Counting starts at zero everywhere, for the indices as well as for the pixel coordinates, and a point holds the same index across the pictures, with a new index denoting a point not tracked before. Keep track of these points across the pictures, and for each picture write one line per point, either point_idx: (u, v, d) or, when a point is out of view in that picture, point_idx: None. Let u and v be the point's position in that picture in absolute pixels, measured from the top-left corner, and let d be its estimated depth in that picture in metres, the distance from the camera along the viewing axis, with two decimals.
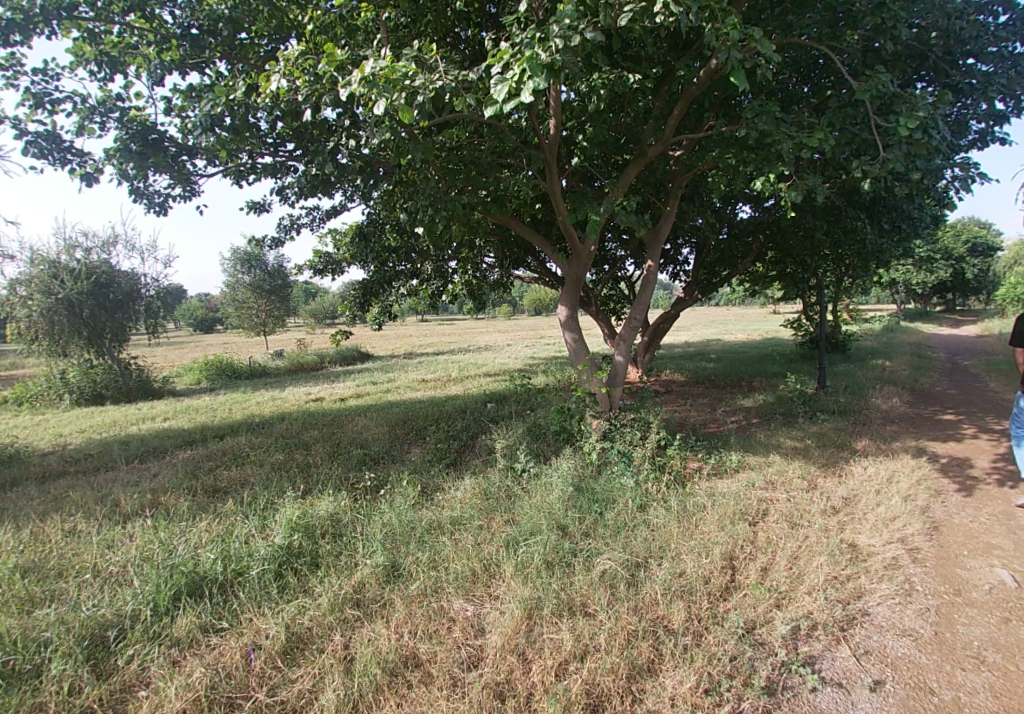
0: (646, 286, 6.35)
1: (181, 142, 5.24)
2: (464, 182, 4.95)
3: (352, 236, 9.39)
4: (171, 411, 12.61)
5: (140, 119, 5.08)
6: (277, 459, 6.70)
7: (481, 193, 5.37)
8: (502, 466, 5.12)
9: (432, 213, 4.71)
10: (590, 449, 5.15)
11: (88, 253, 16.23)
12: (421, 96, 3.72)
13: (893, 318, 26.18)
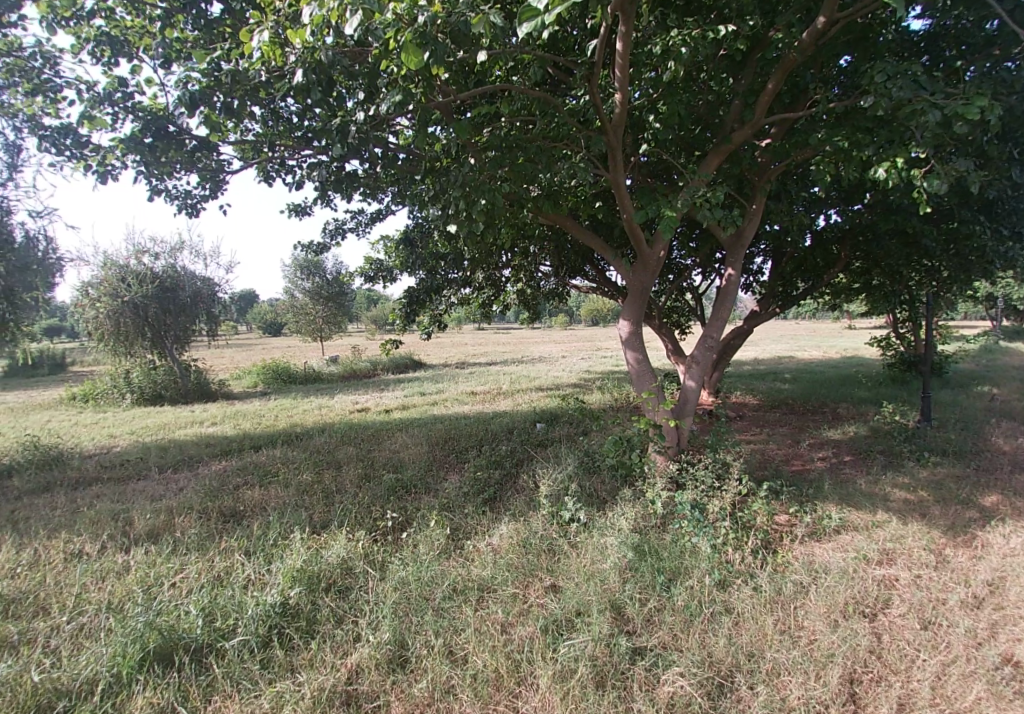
0: (724, 298, 5.44)
1: (198, 135, 4.76)
2: (508, 172, 4.16)
3: (400, 241, 8.87)
4: (220, 415, 12.52)
5: (152, 108, 4.60)
6: (303, 480, 6.16)
7: (531, 186, 4.62)
8: (547, 510, 4.33)
9: (466, 205, 3.92)
10: (653, 496, 4.29)
11: (155, 258, 16.61)
12: (423, 17, 2.96)
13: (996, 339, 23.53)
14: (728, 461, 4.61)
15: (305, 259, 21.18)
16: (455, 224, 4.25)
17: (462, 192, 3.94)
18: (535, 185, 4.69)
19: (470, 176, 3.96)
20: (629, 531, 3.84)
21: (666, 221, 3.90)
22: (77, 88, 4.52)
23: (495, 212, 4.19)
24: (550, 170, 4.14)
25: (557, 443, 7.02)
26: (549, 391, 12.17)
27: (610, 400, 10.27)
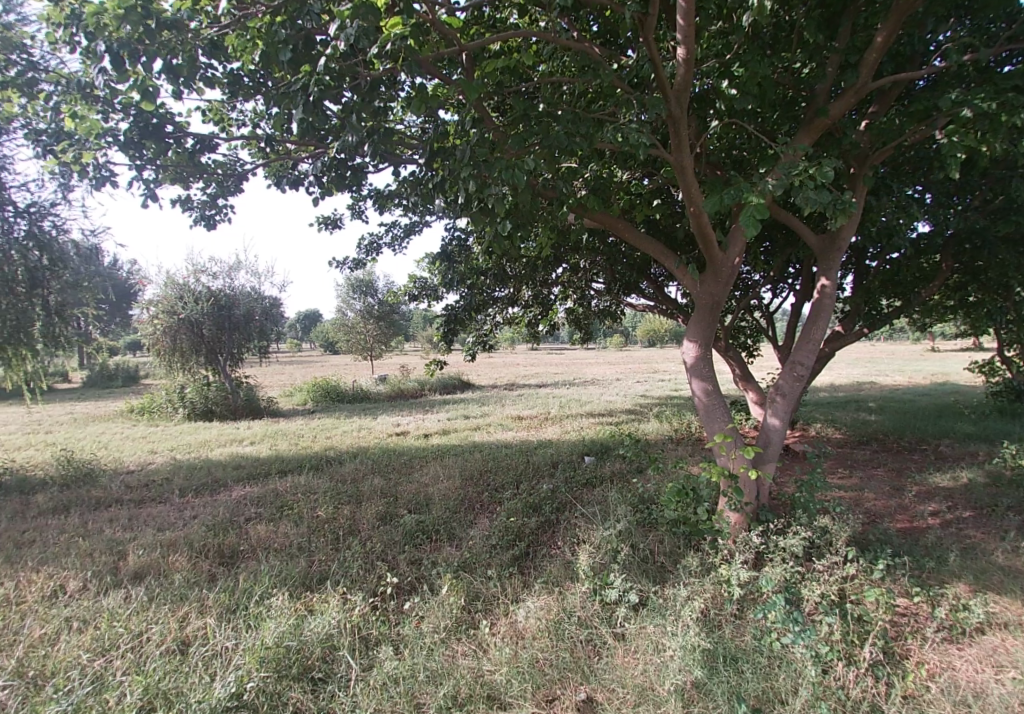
0: (813, 317, 4.49)
1: (189, 127, 4.23)
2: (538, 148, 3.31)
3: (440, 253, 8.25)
4: (262, 432, 12.20)
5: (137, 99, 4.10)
6: (317, 515, 5.50)
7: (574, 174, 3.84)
8: (591, 590, 3.48)
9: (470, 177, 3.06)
10: (727, 574, 3.49)
11: (213, 278, 16.75)
12: None
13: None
14: (816, 551, 3.75)
15: (358, 278, 21.22)
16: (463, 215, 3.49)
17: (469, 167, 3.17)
18: (579, 177, 3.92)
19: (479, 145, 3.19)
20: (704, 634, 3.05)
21: (751, 210, 3.04)
22: (56, 82, 4.08)
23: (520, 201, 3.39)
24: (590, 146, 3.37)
25: (606, 483, 6.12)
26: (602, 417, 11.21)
27: (669, 430, 9.27)
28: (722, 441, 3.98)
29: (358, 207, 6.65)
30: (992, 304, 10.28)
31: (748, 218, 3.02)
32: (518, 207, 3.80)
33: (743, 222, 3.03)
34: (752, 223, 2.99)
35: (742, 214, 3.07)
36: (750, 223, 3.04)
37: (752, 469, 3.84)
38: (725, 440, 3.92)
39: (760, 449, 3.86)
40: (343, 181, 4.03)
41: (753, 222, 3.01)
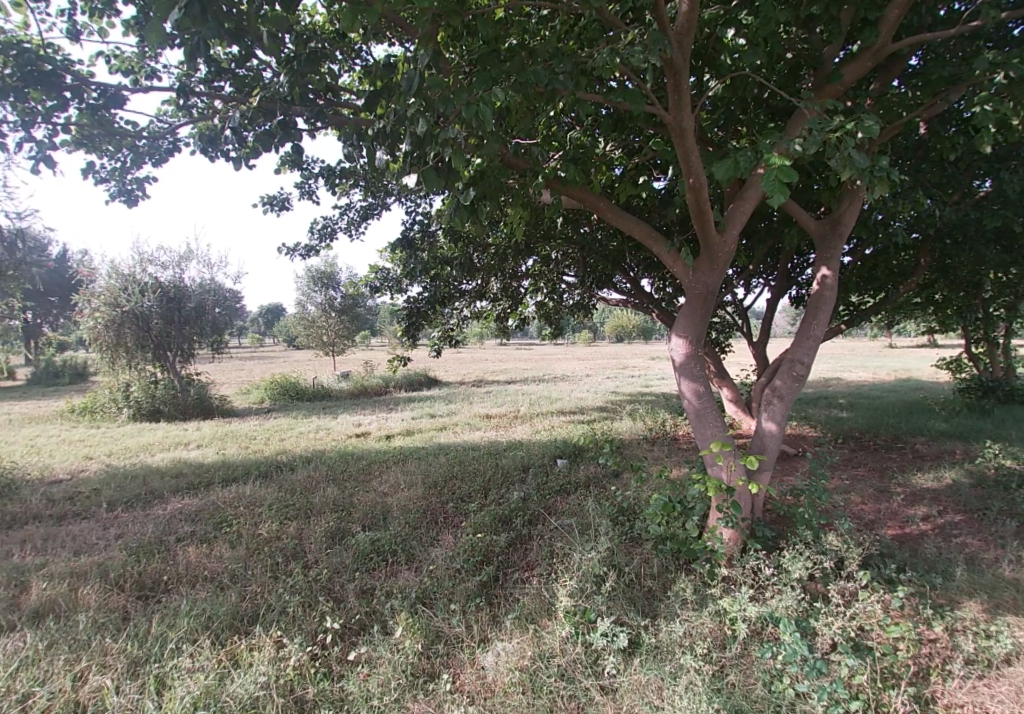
0: (810, 310, 4.07)
1: (85, 76, 3.53)
2: (514, 74, 2.76)
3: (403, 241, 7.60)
4: (210, 435, 11.26)
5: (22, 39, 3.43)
6: (259, 534, 4.87)
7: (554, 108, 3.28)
8: (573, 633, 2.99)
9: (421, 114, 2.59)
10: (731, 608, 3.07)
11: (162, 268, 15.40)
12: None
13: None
14: (820, 575, 3.38)
15: (318, 270, 20.30)
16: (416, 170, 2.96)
17: (419, 99, 2.65)
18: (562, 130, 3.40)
19: (435, 76, 2.69)
20: (703, 695, 2.62)
21: (775, 172, 2.58)
22: None
23: (484, 148, 2.92)
24: (575, 93, 2.93)
25: (581, 490, 5.65)
26: (573, 415, 10.77)
27: (644, 429, 8.88)
28: (719, 450, 3.51)
29: (309, 187, 5.98)
30: (963, 300, 10.23)
31: (772, 181, 2.56)
32: (485, 171, 3.31)
33: (767, 186, 2.56)
34: (780, 187, 2.52)
35: (764, 177, 2.60)
36: (775, 187, 2.57)
37: (752, 484, 3.38)
38: (722, 451, 3.44)
39: (762, 460, 3.41)
40: (273, 143, 3.42)
41: (780, 185, 2.55)
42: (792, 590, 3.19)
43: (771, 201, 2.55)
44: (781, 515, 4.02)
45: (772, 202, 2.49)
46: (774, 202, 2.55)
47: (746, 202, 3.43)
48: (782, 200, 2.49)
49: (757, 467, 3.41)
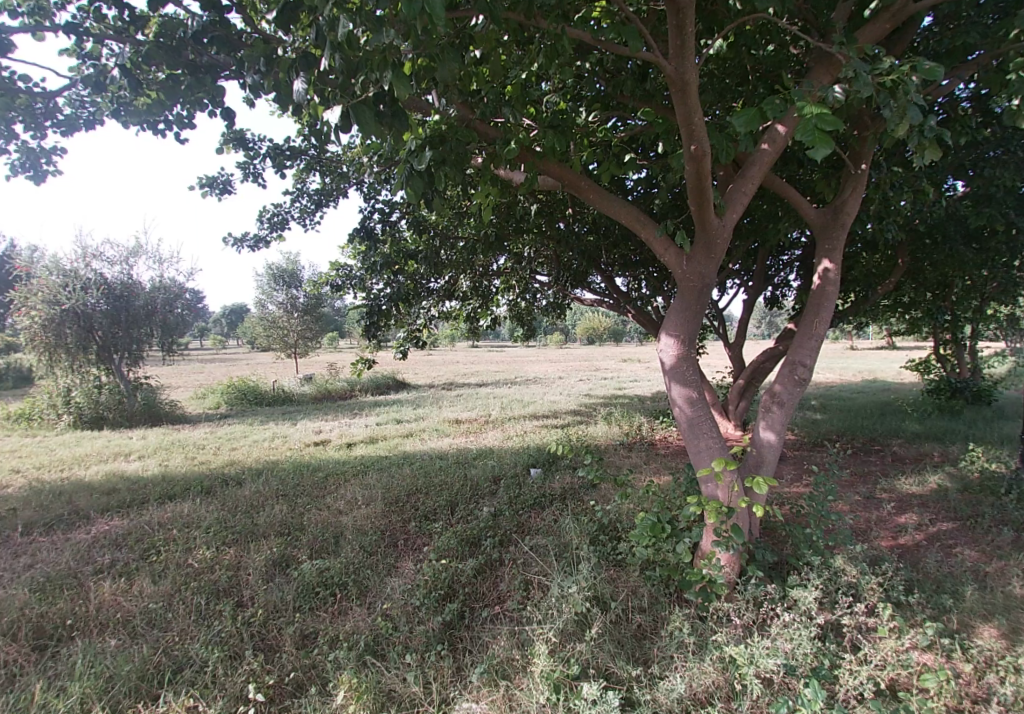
0: (809, 306, 3.68)
1: None
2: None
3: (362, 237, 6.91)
4: (154, 444, 10.33)
5: None
6: (190, 566, 4.24)
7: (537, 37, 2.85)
8: (552, 697, 2.53)
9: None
10: (745, 663, 2.65)
11: (110, 263, 14.27)
12: None
13: (1010, 371, 22.32)
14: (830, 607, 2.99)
15: (279, 267, 19.47)
16: (347, 104, 2.45)
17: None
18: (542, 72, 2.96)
19: None
20: None
21: (814, 121, 2.17)
22: None
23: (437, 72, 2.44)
24: (564, 31, 2.55)
25: (557, 503, 5.18)
26: (546, 420, 10.30)
27: (620, 433, 8.45)
28: (719, 468, 3.04)
29: (253, 169, 5.38)
30: (935, 301, 10.17)
31: (811, 132, 2.16)
32: (446, 133, 2.84)
33: (807, 138, 2.16)
34: (824, 139, 2.12)
35: (800, 129, 2.20)
36: (815, 140, 2.17)
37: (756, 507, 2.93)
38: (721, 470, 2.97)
39: (769, 482, 2.97)
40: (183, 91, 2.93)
41: (822, 137, 2.15)
42: (804, 625, 2.80)
43: (813, 155, 2.14)
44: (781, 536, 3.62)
45: (816, 156, 2.08)
46: (816, 156, 2.14)
47: (746, 184, 3.02)
48: (829, 153, 2.09)
49: (763, 491, 2.97)
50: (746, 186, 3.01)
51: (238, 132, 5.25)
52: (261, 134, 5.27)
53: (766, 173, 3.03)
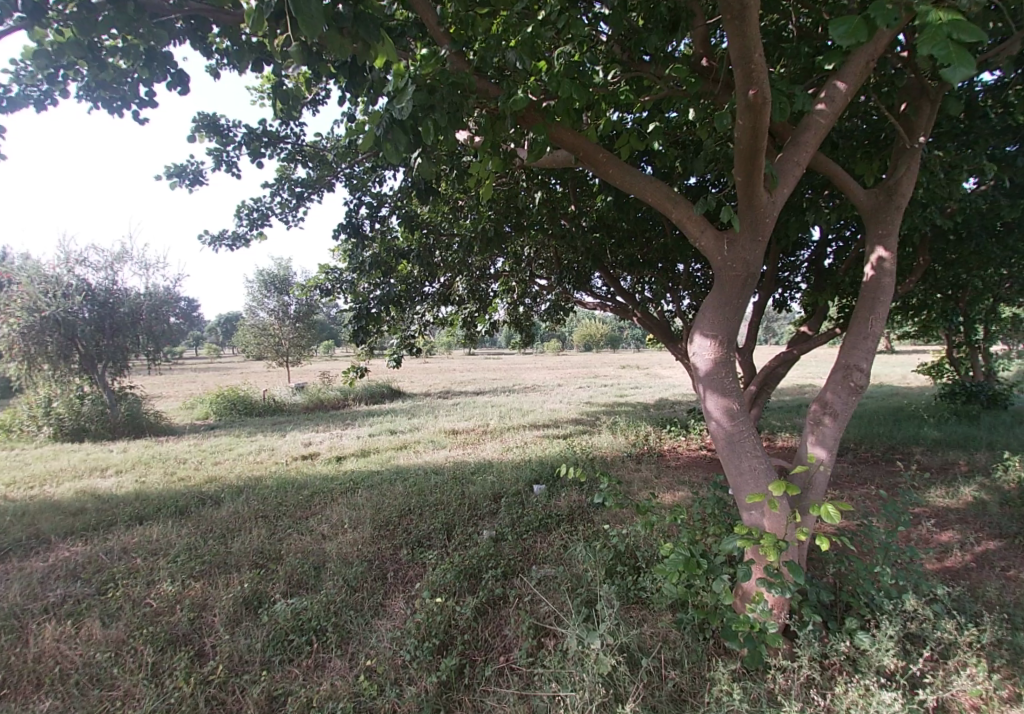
0: (859, 302, 3.22)
1: None
2: None
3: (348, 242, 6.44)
4: (132, 459, 9.65)
5: None
6: (147, 607, 3.72)
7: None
8: None
9: None
10: None
11: (94, 269, 13.52)
12: None
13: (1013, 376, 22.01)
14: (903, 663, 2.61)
15: (271, 272, 19.00)
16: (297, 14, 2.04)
17: None
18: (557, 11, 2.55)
19: None
20: None
21: (946, 30, 1.87)
22: None
23: None
24: None
25: (564, 523, 4.67)
26: (546, 429, 9.79)
27: (626, 443, 7.96)
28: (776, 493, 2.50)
29: (227, 158, 4.88)
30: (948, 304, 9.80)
31: (945, 45, 1.85)
32: (438, 85, 2.39)
33: (942, 53, 1.85)
34: (965, 56, 1.82)
35: (929, 40, 1.88)
36: (950, 55, 1.86)
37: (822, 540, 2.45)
38: (779, 497, 2.46)
39: (839, 510, 2.53)
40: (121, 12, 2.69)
41: (959, 51, 1.85)
42: (883, 693, 2.47)
43: (954, 75, 1.84)
44: (827, 568, 3.15)
45: (965, 75, 1.78)
46: (954, 75, 1.84)
47: (799, 153, 2.58)
48: (975, 70, 1.79)
49: (833, 521, 2.50)
50: (799, 155, 2.57)
51: (209, 117, 4.74)
52: (234, 119, 4.77)
53: (821, 141, 2.60)
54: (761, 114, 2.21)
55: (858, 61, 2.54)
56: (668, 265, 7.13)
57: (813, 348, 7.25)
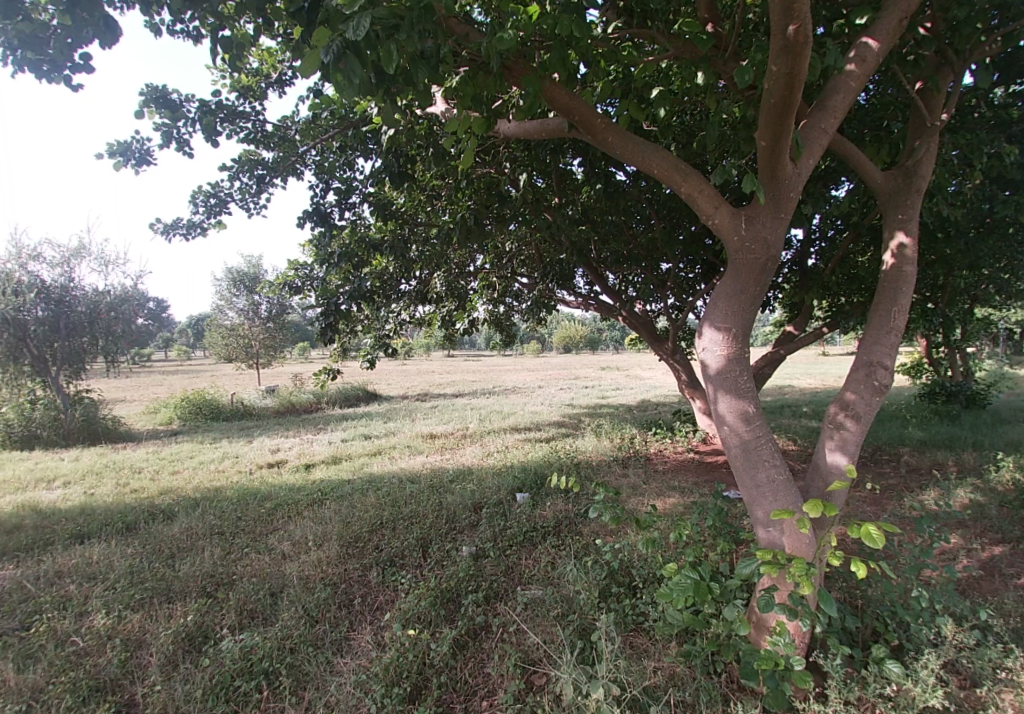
0: (878, 293, 2.90)
1: None
2: None
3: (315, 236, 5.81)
4: (83, 470, 8.92)
5: None
6: (73, 649, 3.23)
7: None
8: None
9: None
10: None
11: (51, 265, 12.52)
12: None
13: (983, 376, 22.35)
14: (942, 702, 2.31)
15: (240, 271, 18.28)
16: None
17: None
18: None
19: None
20: None
21: None
22: None
23: None
24: None
25: (549, 535, 4.30)
26: (527, 433, 9.40)
27: (611, 447, 7.61)
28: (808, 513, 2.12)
29: (178, 135, 4.36)
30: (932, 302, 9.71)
31: None
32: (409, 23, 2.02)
33: None
34: None
35: None
36: None
37: (860, 567, 2.08)
38: (812, 516, 2.09)
39: (882, 534, 2.18)
40: None
41: None
42: None
43: None
44: (837, 584, 2.86)
45: None
46: None
47: (826, 118, 2.26)
48: None
49: (877, 547, 2.15)
50: (827, 121, 2.26)
51: (158, 89, 4.17)
52: (187, 94, 4.24)
53: (847, 106, 2.30)
54: (799, 58, 1.98)
55: (893, 15, 2.28)
56: (652, 262, 6.81)
57: (799, 348, 7.02)
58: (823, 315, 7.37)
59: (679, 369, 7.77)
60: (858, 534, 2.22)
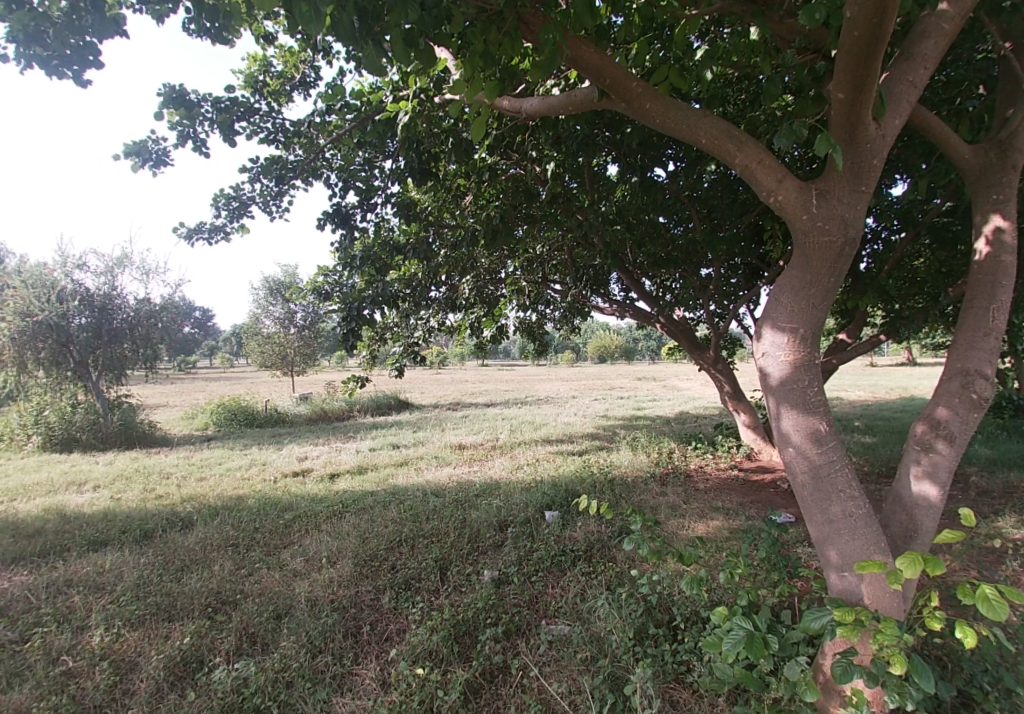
0: (969, 290, 2.47)
1: None
2: None
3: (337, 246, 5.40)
4: (114, 475, 8.91)
5: None
6: (63, 671, 3.00)
7: None
8: None
9: None
10: None
11: (96, 274, 12.79)
12: None
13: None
14: None
15: (277, 280, 18.52)
16: None
17: None
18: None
19: None
20: None
21: None
22: None
23: None
24: None
25: (579, 558, 3.92)
26: (559, 445, 8.99)
27: (648, 462, 7.15)
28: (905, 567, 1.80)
29: (195, 134, 4.18)
30: None
31: None
32: None
33: None
34: None
35: None
36: None
37: (969, 636, 1.75)
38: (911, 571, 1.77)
39: (1005, 601, 1.78)
40: None
41: None
42: None
43: None
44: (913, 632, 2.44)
45: None
46: None
47: (916, 66, 2.12)
48: None
49: (998, 617, 1.75)
50: (915, 71, 2.12)
51: (175, 89, 3.97)
52: (207, 94, 4.04)
53: (942, 50, 2.14)
54: None
55: None
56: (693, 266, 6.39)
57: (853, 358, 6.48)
58: (880, 322, 6.81)
59: (722, 380, 7.29)
60: (972, 599, 1.82)
